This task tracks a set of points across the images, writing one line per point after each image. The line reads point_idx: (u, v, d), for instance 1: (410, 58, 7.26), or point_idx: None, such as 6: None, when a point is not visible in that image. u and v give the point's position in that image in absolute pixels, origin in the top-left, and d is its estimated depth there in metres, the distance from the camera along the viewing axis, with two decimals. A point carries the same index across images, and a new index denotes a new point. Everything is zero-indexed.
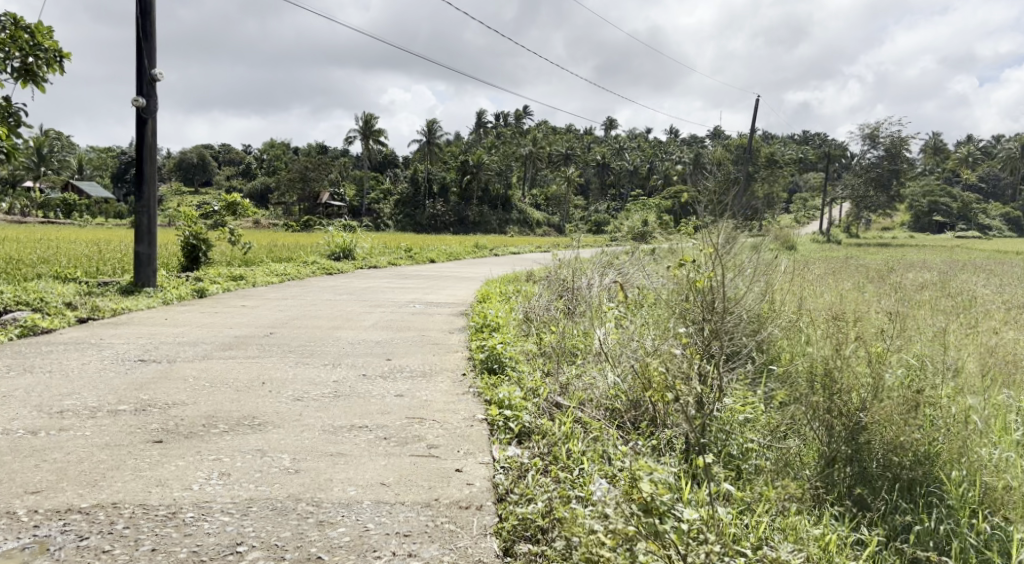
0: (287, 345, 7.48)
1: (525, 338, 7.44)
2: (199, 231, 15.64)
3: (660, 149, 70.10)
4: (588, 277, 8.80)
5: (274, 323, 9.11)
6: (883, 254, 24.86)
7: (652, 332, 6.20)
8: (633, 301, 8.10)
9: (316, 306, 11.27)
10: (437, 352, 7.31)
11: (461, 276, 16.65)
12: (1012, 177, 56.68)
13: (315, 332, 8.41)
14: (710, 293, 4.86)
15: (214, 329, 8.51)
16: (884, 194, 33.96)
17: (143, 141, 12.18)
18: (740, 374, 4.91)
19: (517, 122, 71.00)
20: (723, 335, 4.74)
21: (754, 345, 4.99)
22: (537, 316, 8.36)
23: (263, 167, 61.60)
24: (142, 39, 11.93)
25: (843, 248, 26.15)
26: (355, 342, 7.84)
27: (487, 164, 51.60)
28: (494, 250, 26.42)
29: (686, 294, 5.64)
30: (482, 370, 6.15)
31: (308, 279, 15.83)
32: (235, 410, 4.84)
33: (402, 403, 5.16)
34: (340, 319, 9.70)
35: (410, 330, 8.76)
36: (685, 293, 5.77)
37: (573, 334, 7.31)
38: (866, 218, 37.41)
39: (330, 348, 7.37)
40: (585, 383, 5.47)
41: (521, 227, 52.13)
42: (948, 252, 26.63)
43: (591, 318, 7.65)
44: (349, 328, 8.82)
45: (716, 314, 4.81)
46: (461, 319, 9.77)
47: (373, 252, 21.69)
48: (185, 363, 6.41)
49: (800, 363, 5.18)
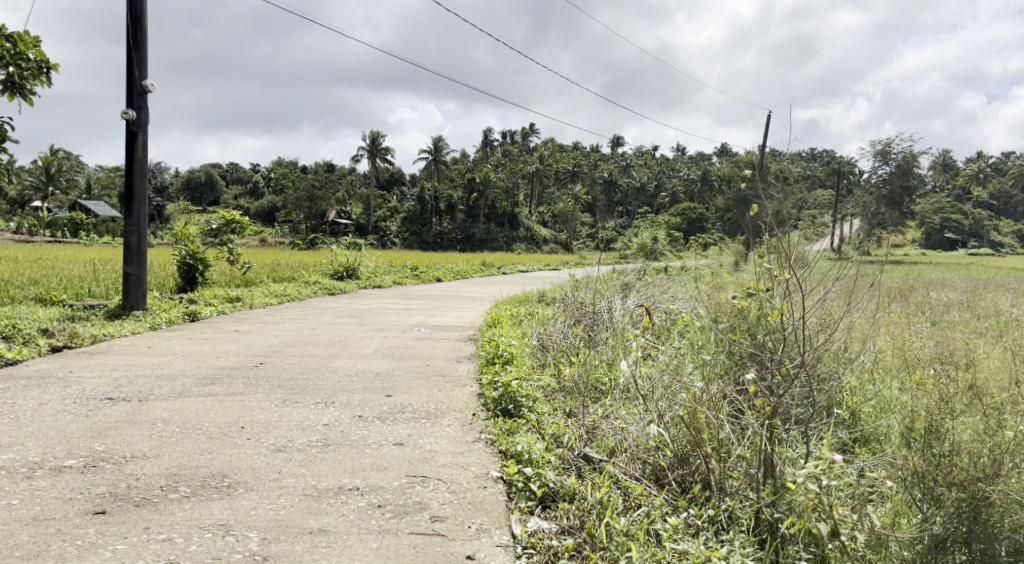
0: (276, 379, 6.72)
1: (542, 371, 6.64)
2: (195, 250, 14.95)
3: (667, 167, 69.52)
4: (608, 300, 7.99)
5: (265, 351, 8.36)
6: (899, 271, 24.08)
7: (692, 367, 5.45)
8: (660, 328, 7.33)
9: (313, 330, 10.51)
10: (443, 386, 6.52)
11: (467, 296, 15.89)
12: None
13: (309, 362, 7.65)
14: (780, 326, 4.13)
15: (199, 359, 7.74)
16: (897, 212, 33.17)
17: (133, 157, 11.51)
18: (817, 429, 4.17)
19: (524, 139, 70.56)
20: (797, 378, 4.01)
21: (830, 390, 4.23)
22: (553, 345, 7.58)
23: (270, 185, 61.10)
24: (132, 48, 11.27)
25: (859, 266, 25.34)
26: (353, 374, 7.08)
27: (495, 182, 51.07)
28: (502, 268, 25.69)
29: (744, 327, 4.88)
30: (496, 412, 5.37)
31: (308, 301, 15.09)
32: (202, 465, 4.08)
33: (404, 454, 4.40)
34: (339, 346, 8.94)
35: (414, 359, 7.99)
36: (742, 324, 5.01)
37: (597, 369, 6.52)
38: None
39: (324, 382, 6.59)
40: (617, 429, 4.72)
41: (529, 245, 51.42)
42: (966, 269, 25.84)
43: (617, 350, 6.85)
44: (347, 357, 8.06)
45: (787, 353, 4.08)
46: (470, 346, 8.99)
47: (378, 271, 20.92)
48: (157, 403, 5.65)
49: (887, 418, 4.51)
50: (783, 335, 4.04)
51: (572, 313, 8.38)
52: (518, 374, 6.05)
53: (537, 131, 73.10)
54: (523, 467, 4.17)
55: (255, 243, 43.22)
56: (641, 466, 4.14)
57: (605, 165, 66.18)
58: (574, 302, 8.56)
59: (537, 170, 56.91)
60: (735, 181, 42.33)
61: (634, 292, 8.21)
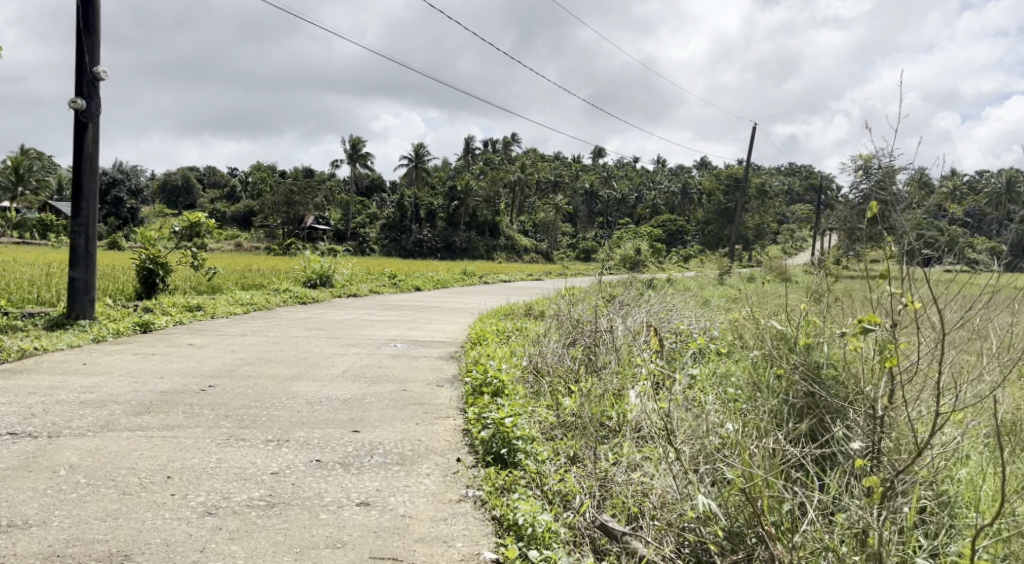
0: (225, 408, 5.73)
1: (537, 402, 5.71)
2: (156, 254, 13.93)
3: (649, 179, 68.97)
4: (610, 318, 7.06)
5: (219, 371, 7.36)
6: None
7: (722, 406, 4.63)
8: (672, 351, 6.44)
9: (278, 345, 9.48)
10: (422, 419, 5.56)
11: (448, 307, 14.87)
12: None
13: (266, 387, 6.66)
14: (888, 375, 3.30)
15: (140, 380, 6.70)
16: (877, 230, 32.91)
17: (82, 151, 10.39)
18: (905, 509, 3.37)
19: (506, 147, 69.79)
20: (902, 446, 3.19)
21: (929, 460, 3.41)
22: (548, 368, 6.65)
23: (247, 190, 59.67)
24: (83, 31, 10.18)
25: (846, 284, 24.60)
26: (316, 401, 6.10)
27: (475, 190, 50.33)
28: (483, 277, 24.71)
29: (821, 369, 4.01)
30: (485, 458, 4.45)
31: (275, 310, 14.00)
32: (99, 539, 3.24)
33: (370, 521, 3.46)
34: (304, 364, 7.96)
35: (388, 382, 7.01)
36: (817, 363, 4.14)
37: (604, 400, 5.59)
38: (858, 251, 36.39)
39: (280, 413, 5.60)
40: (640, 489, 3.90)
41: (510, 254, 50.42)
42: None
43: (627, 380, 5.93)
44: (311, 380, 7.07)
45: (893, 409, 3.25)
46: (452, 366, 8.01)
47: (353, 278, 19.84)
48: (71, 440, 4.63)
49: (980, 498, 3.71)
50: (892, 390, 3.21)
51: (565, 332, 7.42)
52: (514, 406, 5.11)
53: (519, 140, 72.21)
54: (525, 545, 3.29)
55: (230, 248, 41.96)
56: (677, 542, 3.36)
57: (587, 175, 65.55)
58: (569, 318, 7.60)
59: (518, 179, 55.99)
60: (717, 194, 41.64)
61: (640, 308, 7.29)
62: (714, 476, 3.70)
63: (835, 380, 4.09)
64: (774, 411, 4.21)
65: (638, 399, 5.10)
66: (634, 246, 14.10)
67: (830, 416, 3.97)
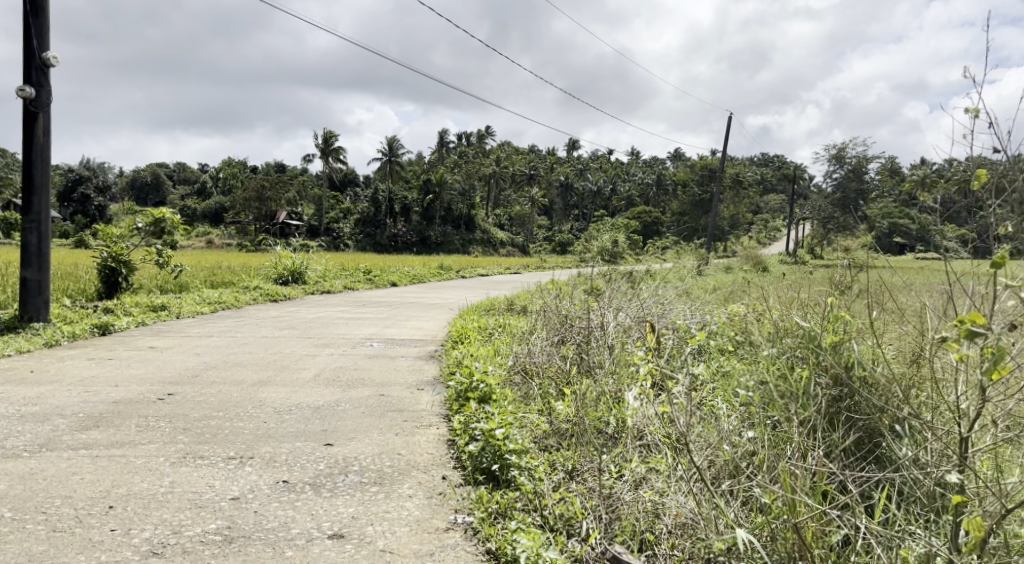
0: (184, 420, 5.18)
1: (528, 407, 5.25)
2: (118, 252, 13.25)
3: (624, 171, 68.78)
4: (599, 314, 6.59)
5: (181, 377, 6.79)
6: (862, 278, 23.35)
7: (733, 411, 4.26)
8: (668, 349, 6.01)
9: (246, 347, 8.91)
10: (401, 429, 5.06)
11: (425, 304, 14.33)
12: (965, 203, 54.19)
13: (231, 394, 6.12)
14: (975, 388, 2.88)
15: (91, 389, 6.12)
16: (853, 218, 32.90)
17: (33, 142, 9.69)
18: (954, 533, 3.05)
19: (480, 141, 69.21)
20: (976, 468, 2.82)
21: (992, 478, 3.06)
22: (537, 367, 6.18)
23: (218, 186, 58.50)
24: (30, 14, 9.45)
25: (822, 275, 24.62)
26: (285, 411, 5.58)
27: (450, 184, 49.71)
28: (460, 271, 24.20)
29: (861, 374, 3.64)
30: (475, 475, 4.00)
31: (244, 309, 13.39)
32: None
33: (344, 560, 3.07)
34: (273, 367, 7.42)
35: (364, 387, 6.49)
36: (854, 364, 3.75)
37: (600, 405, 5.14)
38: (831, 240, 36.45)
39: (243, 426, 5.07)
40: (650, 510, 3.51)
41: (486, 248, 49.92)
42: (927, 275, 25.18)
43: (624, 382, 5.46)
44: (281, 386, 6.54)
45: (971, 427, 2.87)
46: (432, 367, 7.51)
47: (326, 274, 19.20)
48: (1, 463, 4.07)
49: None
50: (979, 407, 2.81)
51: (552, 331, 6.93)
52: (505, 415, 4.64)
53: (493, 133, 71.55)
54: None
55: (202, 245, 41.10)
56: None
57: (562, 168, 65.18)
58: (557, 314, 7.11)
59: (493, 172, 55.48)
60: (691, 185, 41.45)
61: (629, 304, 6.80)
62: (744, 499, 3.36)
63: (866, 385, 3.70)
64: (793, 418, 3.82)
65: (638, 401, 4.66)
66: (614, 238, 13.67)
67: (860, 426, 3.59)
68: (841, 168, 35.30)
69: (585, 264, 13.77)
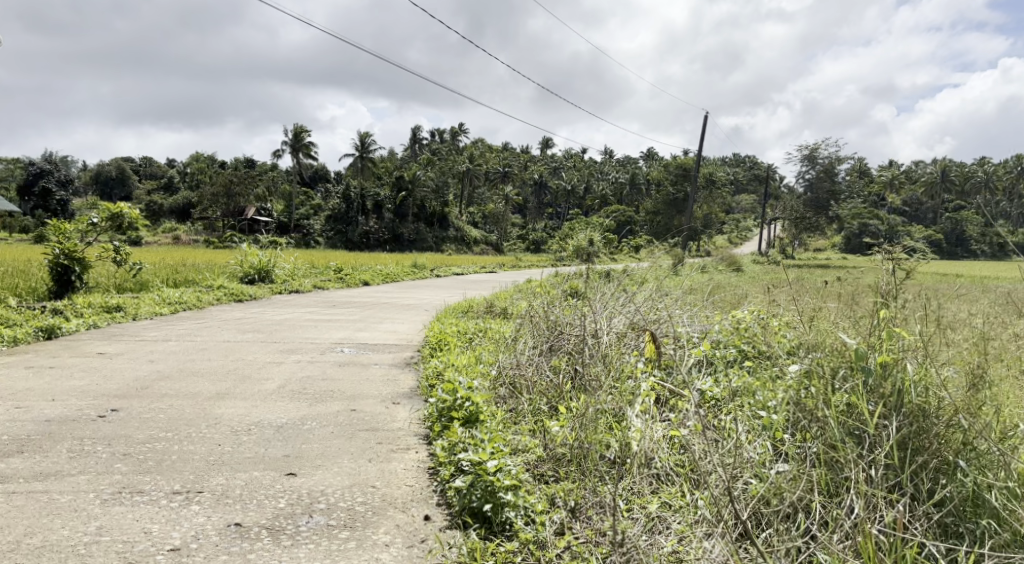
0: (125, 441, 4.52)
1: (516, 428, 4.69)
2: (72, 249, 12.44)
3: (598, 170, 68.38)
4: (594, 319, 6.03)
5: (127, 389, 6.10)
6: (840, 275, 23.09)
7: (750, 436, 3.82)
8: (668, 361, 5.51)
9: (205, 353, 8.23)
10: (376, 455, 4.46)
11: (398, 304, 13.66)
12: (933, 201, 54.56)
13: (183, 411, 5.46)
14: None
15: (24, 405, 5.43)
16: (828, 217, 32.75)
17: None
18: None
19: (454, 139, 68.42)
20: None
21: None
22: (523, 381, 5.57)
23: (186, 182, 57.11)
24: None
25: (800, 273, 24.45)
26: (242, 430, 4.93)
27: (423, 180, 48.89)
28: (434, 269, 23.52)
29: (918, 416, 3.41)
30: (464, 519, 3.47)
31: (207, 310, 12.63)
32: None
33: None
34: (233, 378, 6.76)
35: (333, 401, 5.87)
36: (904, 389, 3.49)
37: (599, 424, 4.52)
38: (806, 239, 36.35)
39: (194, 450, 4.43)
40: (672, 557, 3.25)
41: (459, 245, 49.22)
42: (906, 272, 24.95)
43: (623, 399, 4.87)
44: (239, 399, 5.89)
45: None
46: (408, 377, 6.88)
47: (295, 273, 18.41)
48: None
49: None
50: None
51: (540, 338, 6.33)
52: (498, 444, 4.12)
53: (465, 131, 70.83)
54: None
55: (168, 240, 40.02)
56: None
57: (535, 166, 64.65)
58: (544, 319, 6.52)
59: (467, 169, 54.69)
60: (664, 184, 41.07)
61: (622, 310, 6.24)
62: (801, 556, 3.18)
63: (919, 414, 3.43)
64: (839, 451, 3.49)
65: (642, 422, 4.17)
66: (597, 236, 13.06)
67: (924, 464, 3.30)
68: (814, 168, 35.04)
69: (565, 264, 13.16)
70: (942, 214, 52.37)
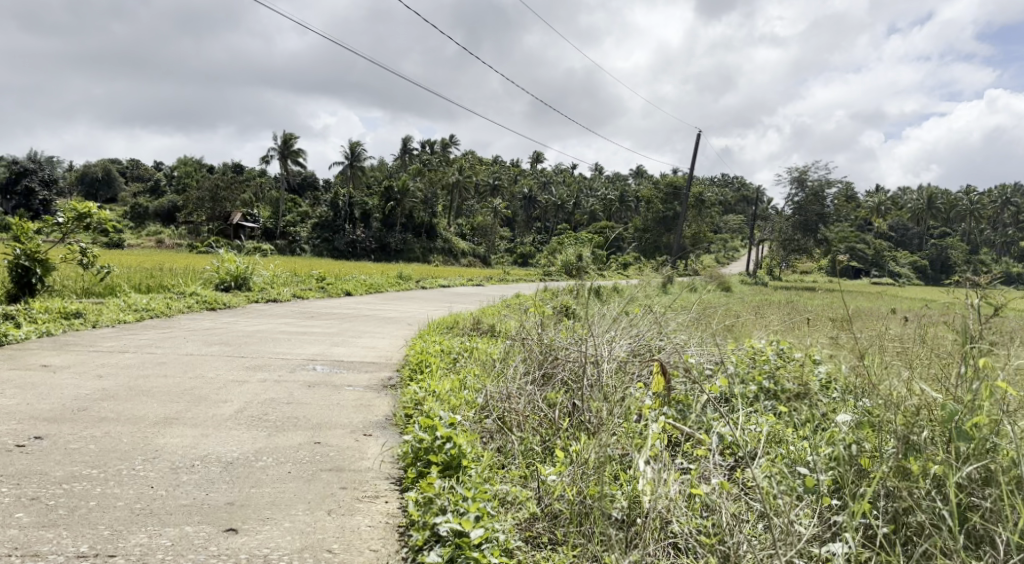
0: (37, 481, 3.78)
1: (507, 475, 4.00)
2: (35, 250, 11.64)
3: (588, 186, 67.87)
4: (591, 343, 5.33)
5: (60, 412, 5.33)
6: (834, 297, 22.53)
7: (797, 511, 3.18)
8: (679, 398, 4.84)
9: (162, 367, 7.49)
10: (338, 505, 3.72)
11: (380, 318, 12.91)
12: (922, 226, 54.44)
13: (119, 440, 4.70)
14: None
15: None
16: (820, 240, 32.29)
17: None
18: None
19: (444, 150, 67.85)
20: None
21: None
22: (514, 414, 4.86)
23: (172, 185, 56.10)
24: None
25: (792, 295, 23.86)
26: (184, 468, 4.19)
27: (411, 191, 48.14)
28: (420, 281, 22.71)
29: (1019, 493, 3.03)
30: None
31: (176, 319, 11.84)
32: None
33: None
34: (188, 399, 6.02)
35: (295, 431, 5.13)
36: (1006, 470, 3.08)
37: (604, 474, 3.81)
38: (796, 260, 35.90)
39: (121, 494, 3.69)
40: None
41: (446, 257, 48.47)
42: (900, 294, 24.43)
43: (630, 442, 4.17)
44: (188, 426, 5.14)
45: None
46: (384, 403, 6.15)
47: (275, 281, 17.60)
48: None
49: None
50: None
51: (532, 365, 5.60)
52: (487, 508, 3.47)
53: (455, 143, 70.15)
54: None
55: (151, 244, 39.11)
56: None
57: (525, 180, 64.08)
58: (538, 343, 5.78)
59: (457, 181, 54.03)
60: (653, 201, 40.58)
61: (624, 334, 5.52)
62: None
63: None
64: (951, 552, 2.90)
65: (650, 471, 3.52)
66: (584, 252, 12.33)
67: None
68: (802, 192, 34.64)
69: (553, 280, 12.44)
70: (928, 239, 52.24)
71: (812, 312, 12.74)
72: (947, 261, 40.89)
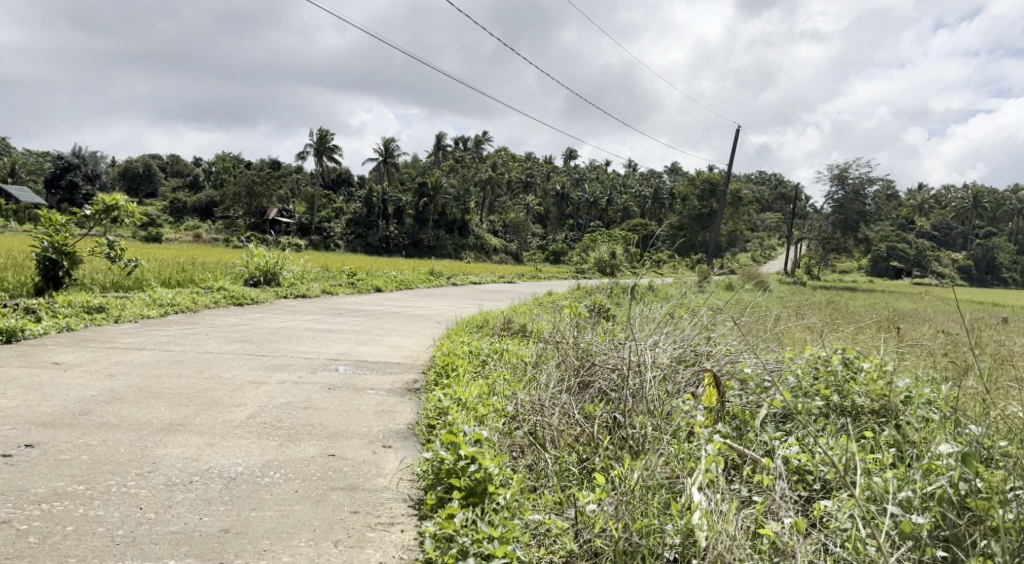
0: (15, 500, 3.38)
1: (540, 502, 3.51)
2: (62, 241, 11.38)
3: (623, 183, 66.96)
4: (633, 348, 4.77)
5: (60, 416, 4.95)
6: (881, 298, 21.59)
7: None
8: (735, 416, 4.31)
9: (176, 366, 7.11)
10: (346, 536, 3.29)
11: (409, 315, 12.48)
12: (968, 225, 52.66)
13: (116, 449, 4.29)
14: None
15: None
16: None
17: None
18: None
19: (478, 146, 67.40)
20: None
21: None
22: (548, 427, 4.35)
23: (209, 179, 56.40)
24: None
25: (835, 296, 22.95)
26: (180, 485, 3.76)
27: (444, 187, 47.74)
28: (451, 278, 22.25)
29: None
30: None
31: (201, 314, 11.53)
32: None
33: None
34: (197, 402, 5.61)
35: (309, 441, 4.69)
36: None
37: (651, 503, 3.31)
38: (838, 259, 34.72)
39: (102, 517, 3.27)
40: None
41: (479, 254, 48.03)
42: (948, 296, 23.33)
43: (684, 466, 3.62)
44: (193, 435, 4.72)
45: None
46: (406, 409, 5.69)
47: (305, 275, 17.25)
48: None
49: None
50: None
51: (568, 372, 5.05)
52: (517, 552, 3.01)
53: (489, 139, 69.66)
54: None
55: (188, 238, 39.21)
56: None
57: (558, 176, 63.39)
58: (573, 349, 5.22)
59: (490, 178, 53.59)
60: (690, 198, 39.63)
61: (668, 338, 4.94)
62: None
63: None
64: None
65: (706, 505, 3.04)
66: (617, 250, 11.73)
67: None
68: (844, 189, 33.50)
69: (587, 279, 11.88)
70: (973, 238, 50.55)
71: (858, 314, 12.04)
72: (993, 262, 39.43)
